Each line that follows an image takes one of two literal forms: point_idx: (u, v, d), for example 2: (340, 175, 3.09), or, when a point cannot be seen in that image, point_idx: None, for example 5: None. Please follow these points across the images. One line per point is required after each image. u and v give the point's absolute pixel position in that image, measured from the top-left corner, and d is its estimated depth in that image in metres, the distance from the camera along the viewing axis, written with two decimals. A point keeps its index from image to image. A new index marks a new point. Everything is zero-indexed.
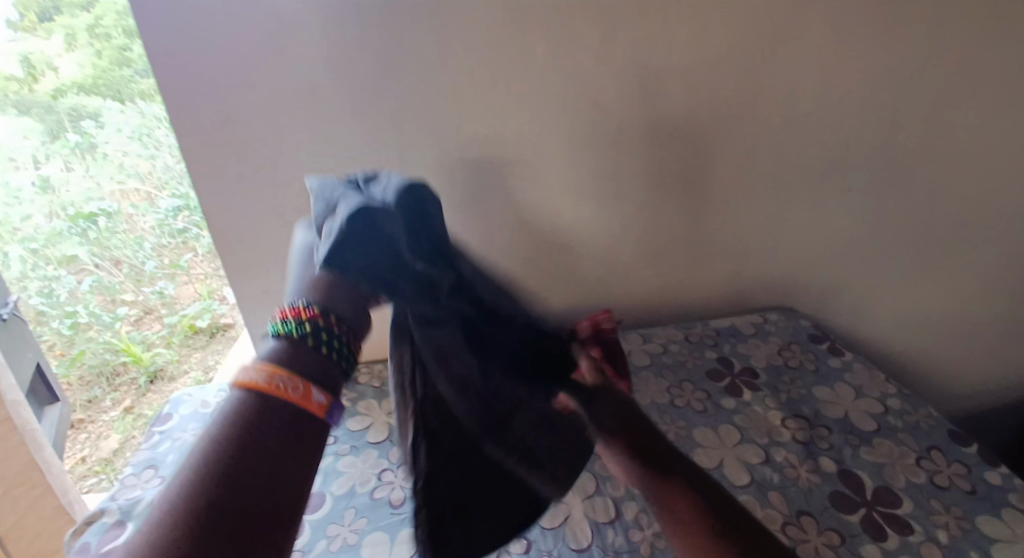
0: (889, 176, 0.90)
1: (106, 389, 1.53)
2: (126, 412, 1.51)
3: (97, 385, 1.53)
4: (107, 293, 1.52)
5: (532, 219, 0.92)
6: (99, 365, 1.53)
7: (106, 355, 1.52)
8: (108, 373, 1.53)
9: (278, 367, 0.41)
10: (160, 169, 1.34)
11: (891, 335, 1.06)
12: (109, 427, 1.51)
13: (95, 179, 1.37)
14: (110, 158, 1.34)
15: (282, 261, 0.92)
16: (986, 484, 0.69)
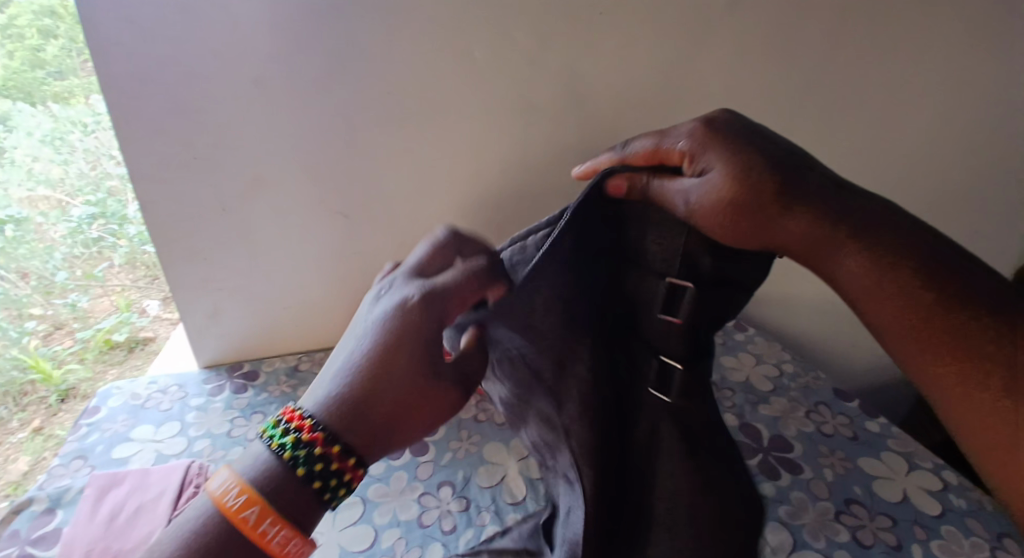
0: None
1: (13, 409, 1.32)
2: (35, 433, 1.30)
3: (1, 406, 1.31)
4: (12, 307, 1.33)
5: (468, 209, 0.97)
6: (3, 383, 1.31)
7: (13, 372, 1.31)
8: (14, 392, 1.32)
9: (246, 499, 0.51)
10: (74, 175, 1.32)
11: (794, 319, 1.18)
12: (17, 449, 1.28)
13: (1, 186, 1.29)
14: (19, 164, 1.29)
15: (226, 251, 0.94)
16: (867, 432, 0.81)
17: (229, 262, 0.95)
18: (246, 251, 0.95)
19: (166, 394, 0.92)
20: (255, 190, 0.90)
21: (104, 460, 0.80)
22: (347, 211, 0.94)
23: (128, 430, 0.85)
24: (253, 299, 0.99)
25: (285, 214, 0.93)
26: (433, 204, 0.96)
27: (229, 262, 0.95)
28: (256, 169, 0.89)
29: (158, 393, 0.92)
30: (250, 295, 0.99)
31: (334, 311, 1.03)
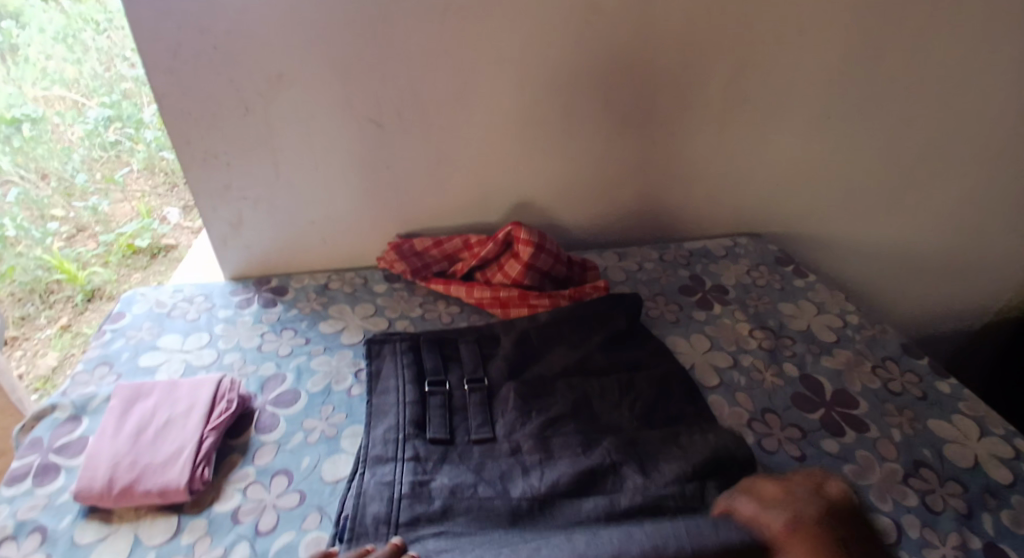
0: (866, 103, 0.91)
1: (40, 306, 1.26)
2: (63, 330, 1.26)
3: (28, 302, 1.25)
4: (34, 208, 1.26)
5: (513, 115, 0.88)
6: (30, 282, 1.25)
7: (38, 271, 1.25)
8: (40, 290, 1.26)
9: None
10: (89, 75, 1.25)
11: (849, 262, 1.10)
12: (46, 344, 1.24)
13: (15, 84, 1.16)
14: (34, 63, 1.17)
15: (248, 156, 0.87)
16: (936, 392, 0.75)
17: (252, 169, 0.89)
18: (269, 156, 0.88)
19: (193, 304, 0.89)
20: (280, 86, 0.82)
21: (129, 369, 0.78)
22: (380, 118, 0.86)
23: (154, 338, 0.82)
24: (278, 210, 0.93)
25: (309, 117, 0.85)
26: (474, 115, 0.87)
27: (252, 169, 0.89)
28: (282, 63, 0.80)
29: (184, 302, 0.89)
30: (276, 207, 0.93)
31: (364, 230, 0.97)
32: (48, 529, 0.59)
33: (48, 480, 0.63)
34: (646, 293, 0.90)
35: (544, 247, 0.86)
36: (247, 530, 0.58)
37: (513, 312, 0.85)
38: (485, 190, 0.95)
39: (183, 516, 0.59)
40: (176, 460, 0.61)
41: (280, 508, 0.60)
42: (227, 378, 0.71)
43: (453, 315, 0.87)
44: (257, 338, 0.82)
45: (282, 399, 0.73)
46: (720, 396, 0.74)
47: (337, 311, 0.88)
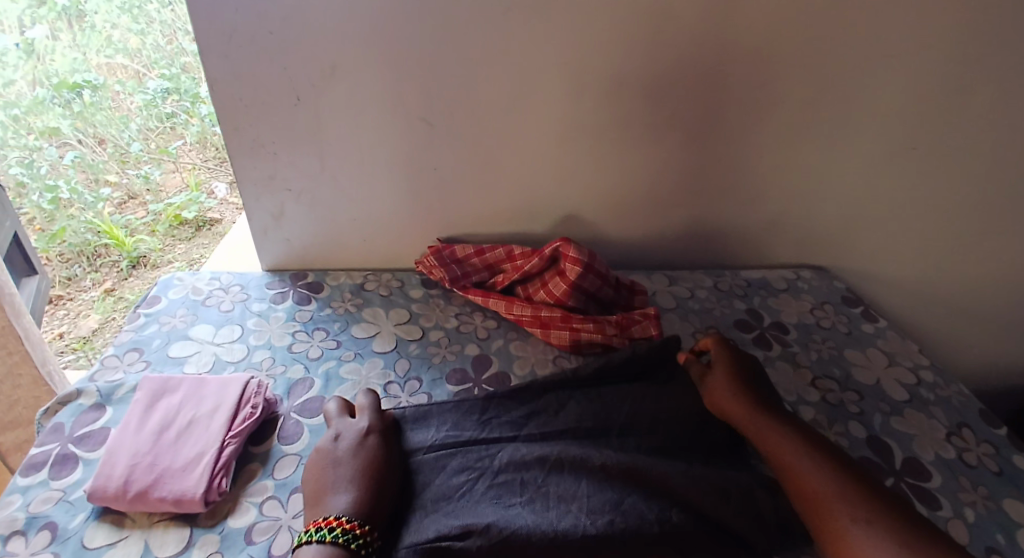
0: (960, 139, 0.83)
1: (87, 269, 1.24)
2: (107, 293, 1.22)
3: (77, 264, 1.24)
4: (90, 172, 1.28)
5: (570, 125, 0.83)
6: (80, 244, 1.24)
7: (87, 235, 1.23)
8: (89, 253, 1.25)
9: None
10: (150, 47, 1.32)
11: (921, 306, 1.01)
12: (90, 307, 1.21)
13: (80, 51, 1.25)
14: (99, 30, 1.27)
15: (293, 147, 0.84)
16: (1018, 470, 0.67)
17: (296, 161, 0.86)
18: (315, 149, 0.84)
19: (228, 294, 0.87)
20: (332, 76, 0.78)
21: (159, 357, 0.76)
22: (432, 118, 0.82)
23: (187, 327, 0.80)
24: (319, 204, 0.90)
25: (359, 112, 0.81)
26: (529, 122, 0.83)
27: (297, 160, 0.86)
28: (334, 54, 0.77)
29: (219, 291, 0.87)
30: (319, 201, 0.90)
31: (405, 230, 0.93)
32: (58, 527, 0.57)
33: (66, 471, 0.62)
34: (698, 326, 0.84)
35: (593, 267, 0.81)
36: (259, 551, 0.55)
37: (553, 333, 0.80)
38: (534, 199, 0.90)
39: (195, 526, 0.57)
40: (195, 466, 0.58)
41: (295, 529, 0.57)
42: (254, 381, 0.68)
43: (490, 330, 0.83)
44: (288, 336, 0.79)
45: (308, 406, 0.69)
46: None
47: (370, 314, 0.85)
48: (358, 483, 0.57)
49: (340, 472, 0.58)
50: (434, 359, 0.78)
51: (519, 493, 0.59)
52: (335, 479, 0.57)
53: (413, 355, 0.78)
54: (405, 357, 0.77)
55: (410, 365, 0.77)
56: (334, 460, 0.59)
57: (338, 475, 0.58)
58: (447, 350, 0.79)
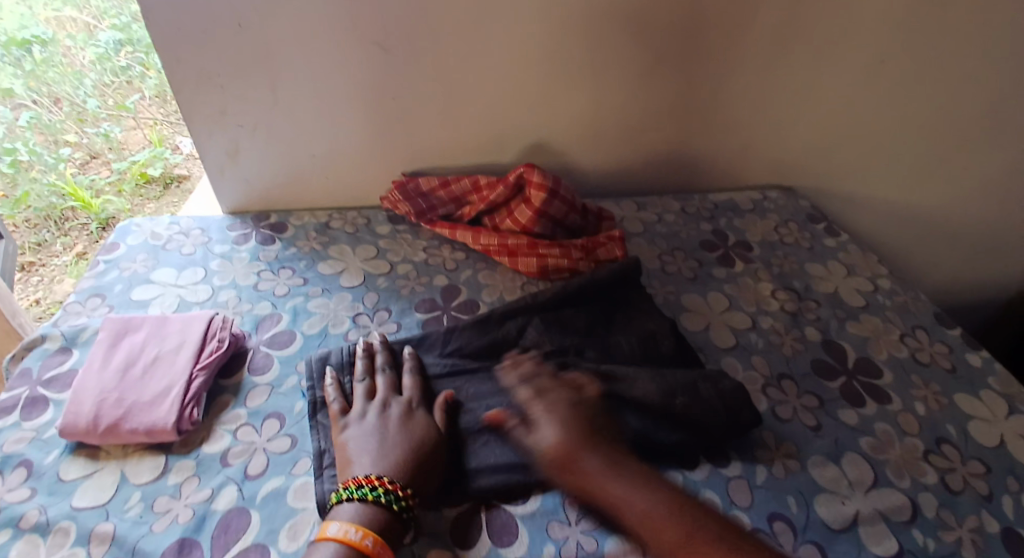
0: (924, 48, 0.82)
1: (56, 234, 1.23)
2: (79, 258, 1.21)
3: (45, 229, 1.22)
4: (49, 134, 1.25)
5: (529, 46, 0.81)
6: (45, 209, 1.21)
7: (52, 198, 1.21)
8: (55, 217, 1.22)
9: (373, 532, 0.49)
10: None
11: (886, 223, 1.03)
12: (63, 271, 1.20)
13: (24, 4, 1.21)
14: None
15: (243, 78, 0.81)
16: (966, 366, 0.70)
17: (247, 94, 0.83)
18: (266, 80, 0.82)
19: (189, 237, 0.85)
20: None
21: (122, 301, 0.75)
22: (386, 42, 0.79)
23: (149, 271, 0.79)
24: (276, 140, 0.88)
25: (308, 38, 0.78)
26: (486, 45, 0.80)
27: (248, 94, 0.83)
28: None
29: (180, 235, 0.86)
30: (275, 136, 0.87)
31: (369, 166, 0.91)
32: (34, 464, 0.57)
33: (37, 412, 0.62)
34: (665, 247, 0.85)
35: (559, 193, 0.81)
36: (236, 473, 0.56)
37: (521, 261, 0.80)
38: (498, 127, 0.88)
39: (170, 456, 0.58)
40: (164, 398, 0.59)
41: (269, 452, 0.58)
42: (219, 317, 0.67)
43: (458, 262, 0.83)
44: (254, 275, 0.79)
45: (277, 340, 0.70)
46: (734, 359, 0.69)
47: (337, 251, 0.84)
48: (392, 450, 0.54)
49: (367, 440, 0.56)
50: (402, 291, 0.78)
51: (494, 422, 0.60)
52: (362, 446, 0.55)
53: (381, 289, 0.78)
54: (373, 290, 0.77)
55: (379, 297, 0.77)
56: (369, 429, 0.56)
57: (363, 443, 0.55)
58: (415, 283, 0.79)
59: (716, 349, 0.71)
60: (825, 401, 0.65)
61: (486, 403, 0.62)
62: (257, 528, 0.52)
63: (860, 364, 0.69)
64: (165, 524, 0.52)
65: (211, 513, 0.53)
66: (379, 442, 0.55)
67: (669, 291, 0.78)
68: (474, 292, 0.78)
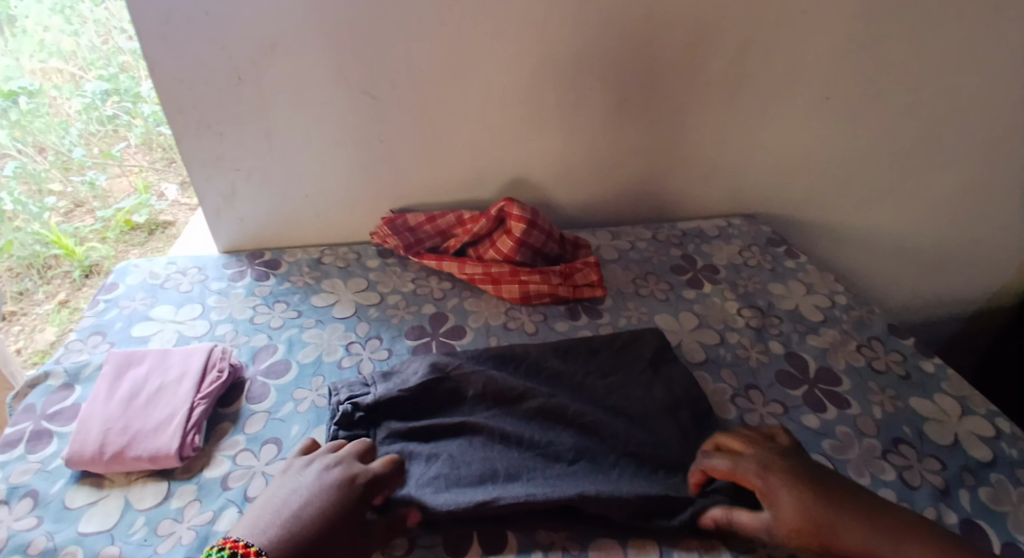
0: (863, 88, 0.91)
1: (38, 282, 1.25)
2: (61, 306, 1.25)
3: (27, 277, 1.24)
4: (33, 182, 1.25)
5: (507, 93, 0.88)
6: (29, 257, 1.24)
7: (36, 247, 1.23)
8: (39, 265, 1.25)
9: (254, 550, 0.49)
10: (86, 47, 1.22)
11: (844, 247, 1.10)
12: (44, 320, 1.24)
13: (12, 56, 1.16)
14: (31, 35, 1.16)
15: (241, 127, 0.87)
16: (920, 373, 0.76)
17: (244, 141, 0.88)
18: (262, 128, 0.87)
19: (186, 276, 0.89)
20: (272, 57, 0.81)
21: (122, 338, 0.78)
22: (374, 90, 0.85)
23: (147, 309, 0.83)
24: (271, 183, 0.93)
25: (301, 89, 0.85)
26: (467, 93, 0.87)
27: (245, 140, 0.88)
28: (273, 32, 0.79)
29: (177, 274, 0.90)
30: (268, 179, 0.93)
31: (358, 203, 0.97)
32: (40, 493, 0.60)
33: (42, 445, 0.65)
34: (638, 272, 0.91)
35: (537, 224, 0.87)
36: (235, 496, 0.59)
37: (504, 288, 0.85)
38: (480, 167, 0.95)
39: (173, 481, 0.61)
40: (168, 425, 0.62)
41: (268, 474, 0.61)
42: (218, 348, 0.71)
43: (445, 291, 0.88)
44: (249, 310, 0.83)
45: (274, 369, 0.74)
46: (702, 371, 0.75)
47: (330, 285, 0.89)
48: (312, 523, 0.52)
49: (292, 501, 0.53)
50: (392, 319, 0.82)
51: (490, 466, 0.60)
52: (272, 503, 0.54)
53: (372, 318, 0.82)
54: (364, 320, 0.82)
55: (370, 327, 0.81)
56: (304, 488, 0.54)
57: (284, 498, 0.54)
58: (404, 312, 0.83)
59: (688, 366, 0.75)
60: (788, 408, 0.70)
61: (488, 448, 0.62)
62: None
63: (822, 373, 0.75)
64: (169, 545, 0.55)
65: (213, 534, 0.56)
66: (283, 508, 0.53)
67: (642, 313, 0.83)
68: (460, 319, 0.83)
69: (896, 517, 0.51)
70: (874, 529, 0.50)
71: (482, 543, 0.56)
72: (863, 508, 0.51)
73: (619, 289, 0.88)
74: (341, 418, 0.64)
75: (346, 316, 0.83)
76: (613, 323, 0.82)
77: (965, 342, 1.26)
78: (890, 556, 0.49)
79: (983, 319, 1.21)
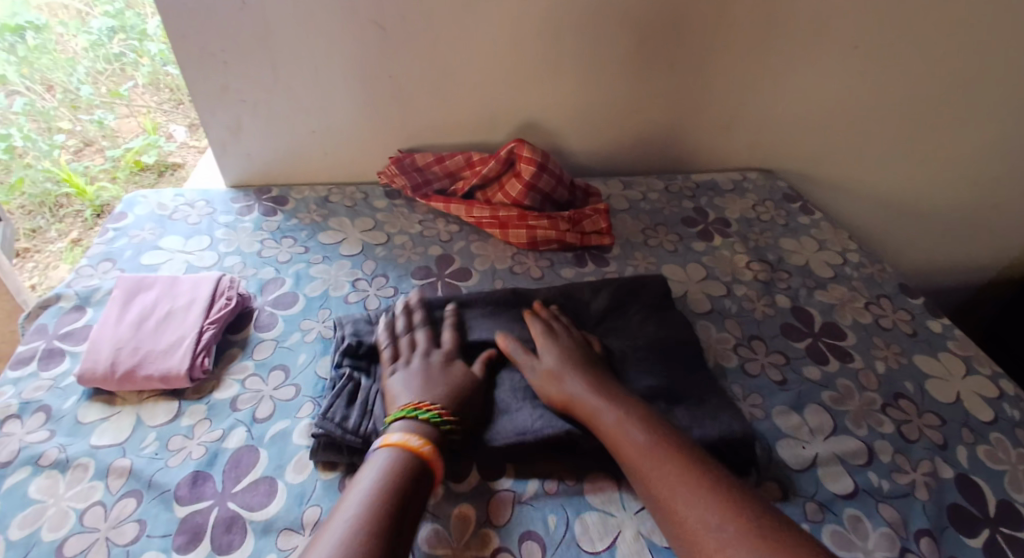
0: (892, 39, 0.87)
1: (50, 220, 1.23)
2: (73, 244, 1.22)
3: (39, 215, 1.23)
4: (42, 121, 1.25)
5: (520, 29, 0.85)
6: (41, 195, 1.22)
7: (47, 184, 1.22)
8: (50, 204, 1.23)
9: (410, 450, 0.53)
10: None
11: (860, 206, 1.08)
12: (58, 258, 1.21)
13: None
14: None
15: (246, 56, 0.85)
16: (928, 331, 0.75)
17: (250, 72, 0.86)
18: (268, 58, 0.85)
19: (194, 209, 0.89)
20: None
21: (132, 266, 0.79)
22: (382, 22, 0.83)
23: (156, 239, 0.83)
24: (278, 117, 0.91)
25: (308, 18, 0.82)
26: (480, 28, 0.84)
27: (250, 71, 0.87)
28: None
29: (185, 207, 0.89)
30: (275, 113, 0.91)
31: (365, 141, 0.95)
32: (52, 409, 0.61)
33: (54, 363, 0.66)
34: (648, 223, 0.90)
35: (547, 167, 0.85)
36: (244, 416, 0.60)
37: (512, 233, 0.84)
38: (491, 108, 0.93)
39: (183, 401, 0.62)
40: (178, 347, 0.63)
41: (276, 399, 0.62)
42: (226, 278, 0.71)
43: (452, 234, 0.87)
44: (257, 244, 0.83)
45: (281, 301, 0.74)
46: (706, 321, 0.74)
47: (337, 224, 0.88)
48: (437, 387, 0.59)
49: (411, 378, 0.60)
50: (399, 259, 0.82)
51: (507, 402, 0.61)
52: (406, 381, 0.59)
53: (379, 257, 0.82)
54: (371, 258, 0.81)
55: (376, 265, 0.81)
56: (413, 368, 0.61)
57: (407, 382, 0.60)
58: (411, 252, 0.83)
59: (693, 315, 0.75)
60: (791, 358, 0.70)
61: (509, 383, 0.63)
62: (265, 463, 0.57)
63: (828, 327, 0.74)
64: (180, 459, 0.57)
65: (222, 451, 0.57)
66: (424, 378, 0.60)
67: (650, 262, 0.83)
68: (466, 262, 0.82)
69: (698, 461, 0.51)
70: (670, 464, 0.51)
71: (481, 471, 0.57)
72: (672, 452, 0.52)
73: (628, 239, 0.87)
74: (345, 349, 0.65)
75: (352, 254, 0.82)
76: (620, 270, 0.81)
77: (977, 309, 1.25)
78: (665, 483, 0.50)
79: (997, 287, 1.19)
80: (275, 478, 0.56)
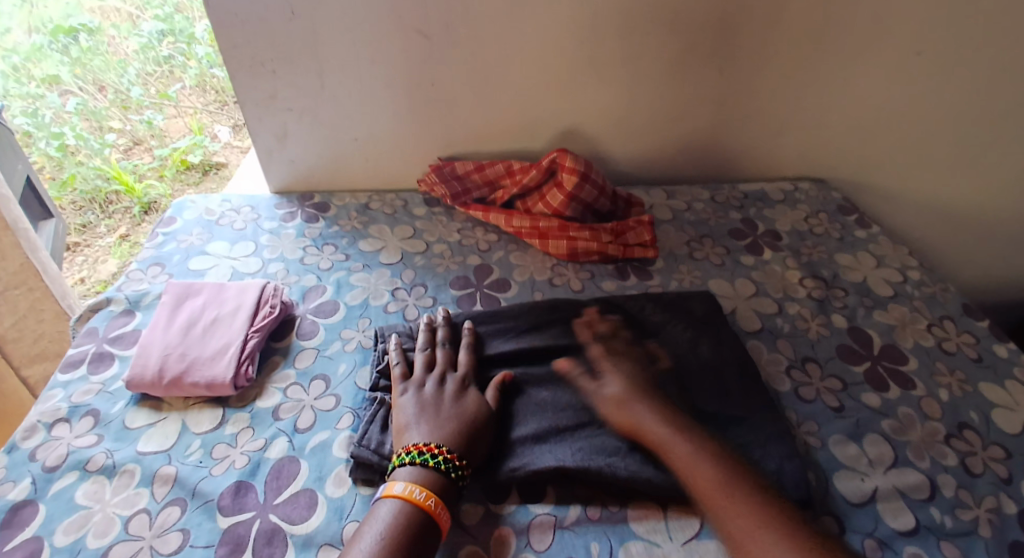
0: (959, 45, 0.83)
1: (100, 216, 1.26)
2: (121, 240, 1.25)
3: (89, 211, 1.26)
4: (93, 120, 1.30)
5: (567, 37, 0.83)
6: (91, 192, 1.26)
7: (98, 182, 1.25)
8: (101, 200, 1.27)
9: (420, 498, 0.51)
10: None
11: (916, 218, 1.03)
12: (106, 253, 1.24)
13: None
14: None
15: (293, 64, 0.86)
16: (993, 356, 0.71)
17: (296, 79, 0.87)
18: (314, 66, 0.86)
19: (239, 214, 0.90)
20: None
21: (180, 270, 0.80)
22: (428, 29, 0.82)
23: (203, 244, 0.84)
24: (322, 124, 0.92)
25: (354, 26, 0.82)
26: (525, 36, 0.83)
27: (297, 79, 0.87)
28: None
29: (231, 212, 0.91)
30: (320, 120, 0.92)
31: (407, 147, 0.95)
32: (102, 413, 0.63)
33: (104, 367, 0.67)
34: (693, 235, 0.87)
35: (590, 177, 0.84)
36: (286, 426, 0.61)
37: (552, 243, 0.83)
38: (535, 115, 0.91)
39: (227, 409, 0.63)
40: (223, 355, 0.64)
41: (317, 408, 0.62)
42: (271, 285, 0.72)
43: (491, 243, 0.86)
44: (300, 250, 0.83)
45: (323, 309, 0.74)
46: (757, 341, 0.72)
47: (378, 232, 0.88)
48: (447, 422, 0.57)
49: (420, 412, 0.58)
50: (438, 268, 0.81)
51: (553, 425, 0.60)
52: (418, 412, 0.58)
53: (419, 266, 0.82)
54: (411, 267, 0.81)
55: (416, 274, 0.80)
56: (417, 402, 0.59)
57: (418, 409, 0.58)
58: (450, 262, 0.82)
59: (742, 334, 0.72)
60: (847, 383, 0.67)
61: (558, 404, 0.61)
62: (306, 474, 0.57)
63: (888, 351, 0.70)
64: (223, 467, 0.57)
65: (264, 461, 0.58)
66: (435, 411, 0.58)
67: (695, 276, 0.80)
68: (507, 272, 0.81)
69: None
70: None
71: (521, 493, 0.56)
72: None
73: (672, 251, 0.84)
74: (384, 368, 0.64)
75: (394, 262, 0.82)
76: (664, 282, 0.79)
77: None
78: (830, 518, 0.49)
79: None
80: (316, 490, 0.56)
